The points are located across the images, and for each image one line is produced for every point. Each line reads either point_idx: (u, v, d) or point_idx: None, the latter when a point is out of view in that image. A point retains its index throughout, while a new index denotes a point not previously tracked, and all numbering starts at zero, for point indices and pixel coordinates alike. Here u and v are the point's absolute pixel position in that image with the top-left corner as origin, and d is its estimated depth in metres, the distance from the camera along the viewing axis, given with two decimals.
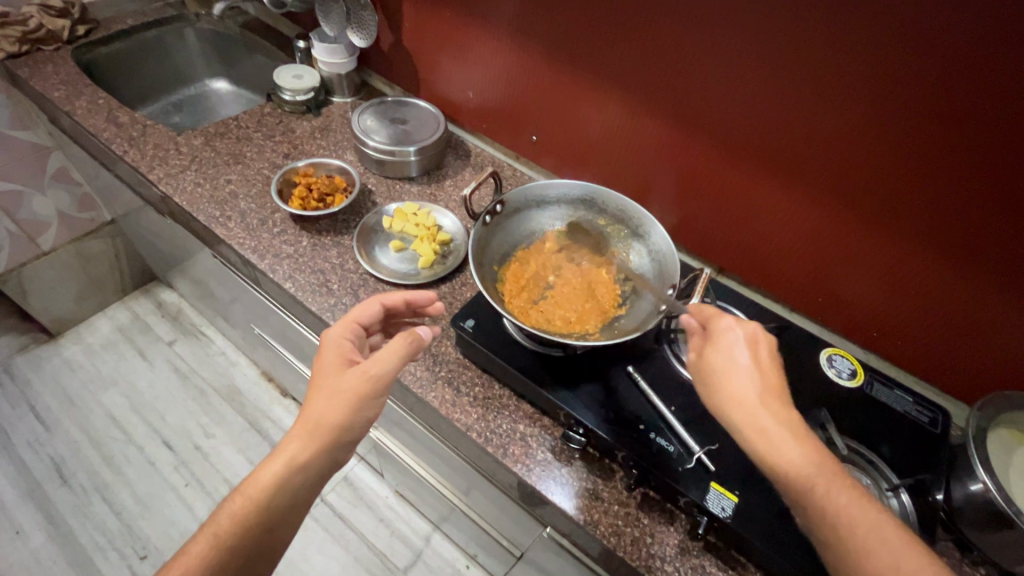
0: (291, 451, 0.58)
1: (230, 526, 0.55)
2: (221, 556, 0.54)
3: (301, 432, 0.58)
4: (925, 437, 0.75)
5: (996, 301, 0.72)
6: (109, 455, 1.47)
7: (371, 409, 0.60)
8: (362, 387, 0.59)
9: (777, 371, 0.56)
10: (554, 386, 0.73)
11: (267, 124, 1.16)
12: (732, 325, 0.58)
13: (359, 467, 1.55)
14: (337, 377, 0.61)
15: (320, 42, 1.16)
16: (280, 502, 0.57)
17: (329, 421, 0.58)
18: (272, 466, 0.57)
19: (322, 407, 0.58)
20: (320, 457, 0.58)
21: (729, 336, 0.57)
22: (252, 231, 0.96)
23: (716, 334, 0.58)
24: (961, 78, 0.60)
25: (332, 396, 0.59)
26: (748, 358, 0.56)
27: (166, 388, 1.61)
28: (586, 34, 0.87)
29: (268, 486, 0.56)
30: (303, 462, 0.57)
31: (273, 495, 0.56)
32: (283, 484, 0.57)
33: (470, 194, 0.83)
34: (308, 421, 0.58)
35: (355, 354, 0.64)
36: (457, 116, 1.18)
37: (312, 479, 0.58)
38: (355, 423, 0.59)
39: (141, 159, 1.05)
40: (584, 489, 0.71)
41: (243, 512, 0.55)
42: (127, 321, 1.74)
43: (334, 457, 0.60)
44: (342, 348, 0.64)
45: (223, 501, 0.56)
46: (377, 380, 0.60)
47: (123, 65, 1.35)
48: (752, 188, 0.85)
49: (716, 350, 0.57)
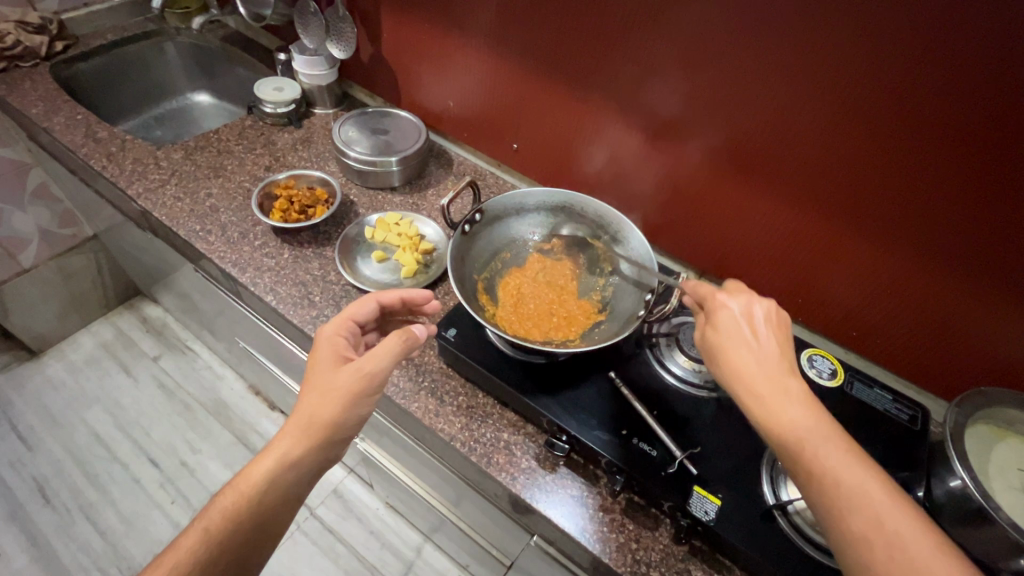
0: (285, 446, 0.57)
1: (222, 522, 0.54)
2: (209, 556, 0.53)
3: (296, 428, 0.58)
4: (905, 435, 0.76)
5: (968, 298, 0.73)
6: (93, 475, 1.45)
7: (365, 406, 0.60)
8: (358, 384, 0.59)
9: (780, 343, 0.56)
10: (536, 394, 0.73)
11: (248, 137, 1.16)
12: (727, 302, 0.59)
13: (349, 479, 1.54)
14: (333, 374, 0.60)
15: (300, 55, 1.16)
16: (271, 500, 0.56)
17: (323, 417, 0.57)
18: (265, 462, 0.57)
19: (317, 403, 0.58)
20: (313, 454, 0.58)
21: (725, 314, 0.58)
22: (233, 244, 0.95)
23: (714, 314, 0.59)
24: (926, 80, 0.62)
25: (326, 393, 0.58)
26: (747, 329, 0.57)
27: (152, 404, 1.59)
28: (563, 42, 0.88)
29: (258, 482, 0.56)
30: (295, 458, 0.57)
31: (264, 493, 0.56)
32: (275, 481, 0.56)
33: (448, 202, 0.82)
34: (303, 416, 0.58)
35: (350, 352, 0.64)
36: (438, 126, 1.18)
37: (303, 478, 0.58)
38: (349, 420, 0.59)
39: (120, 174, 1.04)
40: (569, 496, 0.71)
41: (236, 509, 0.55)
42: (111, 337, 1.72)
43: (327, 453, 0.59)
44: (338, 344, 0.63)
45: (215, 496, 0.56)
46: (372, 377, 0.60)
47: (103, 80, 1.34)
48: (729, 190, 0.86)
49: (714, 329, 0.58)
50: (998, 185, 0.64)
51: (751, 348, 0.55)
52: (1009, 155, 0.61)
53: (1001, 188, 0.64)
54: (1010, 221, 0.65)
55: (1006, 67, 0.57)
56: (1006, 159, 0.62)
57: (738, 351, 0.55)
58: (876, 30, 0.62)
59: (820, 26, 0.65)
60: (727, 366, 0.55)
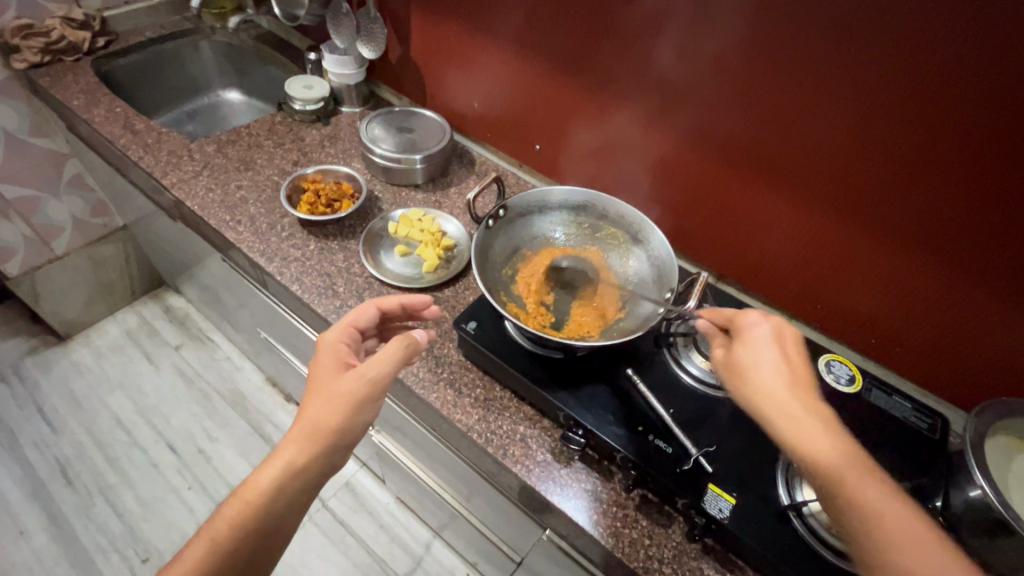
0: (288, 455, 0.59)
1: (228, 530, 0.57)
2: (220, 559, 0.56)
3: (299, 436, 0.59)
4: (922, 443, 0.76)
5: (992, 307, 0.73)
6: (114, 458, 1.48)
7: (368, 412, 0.61)
8: (360, 390, 0.61)
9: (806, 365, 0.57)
10: (554, 387, 0.74)
11: (277, 133, 1.19)
12: (757, 322, 0.60)
13: (361, 473, 1.55)
14: (336, 381, 0.62)
15: (331, 54, 1.19)
16: (278, 505, 0.58)
17: (327, 425, 0.59)
18: (270, 470, 0.59)
19: (318, 412, 0.60)
20: (318, 460, 0.60)
21: (755, 332, 0.59)
22: (261, 234, 0.98)
23: (743, 329, 0.60)
24: (948, 89, 0.63)
25: (329, 400, 0.60)
26: (776, 352, 0.57)
27: (172, 392, 1.63)
28: (588, 45, 0.90)
29: (265, 490, 0.58)
30: (300, 466, 0.59)
31: (271, 499, 0.58)
32: (280, 488, 0.58)
33: (473, 198, 0.83)
34: (305, 425, 0.60)
35: (351, 358, 0.66)
36: (463, 126, 1.20)
37: (310, 482, 0.60)
38: (353, 426, 0.60)
39: (155, 165, 1.08)
40: (583, 491, 0.72)
41: (241, 516, 0.57)
42: (136, 325, 1.77)
43: (332, 459, 0.61)
44: (338, 352, 0.65)
45: (220, 506, 0.58)
46: (374, 384, 0.61)
47: (140, 75, 1.39)
48: (749, 196, 0.87)
49: (745, 341, 0.59)
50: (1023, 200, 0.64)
51: (778, 369, 0.56)
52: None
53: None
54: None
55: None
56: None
57: (764, 369, 0.56)
58: (904, 43, 0.63)
59: (848, 37, 0.66)
60: (752, 380, 0.56)
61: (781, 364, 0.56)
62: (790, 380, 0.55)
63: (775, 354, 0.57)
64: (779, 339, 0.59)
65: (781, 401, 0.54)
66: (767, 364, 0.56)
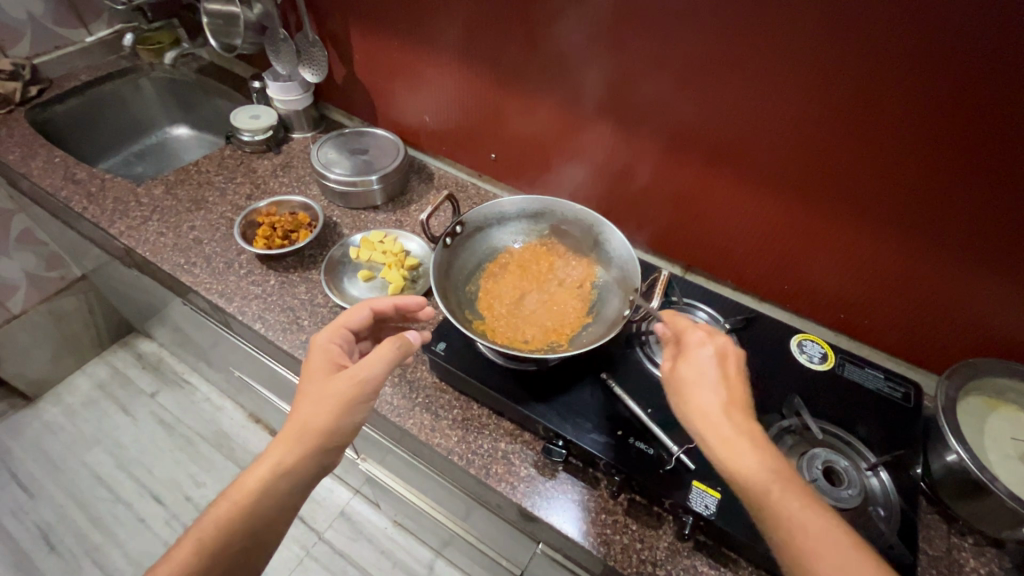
0: (278, 454, 0.59)
1: (214, 531, 0.55)
2: (203, 565, 0.54)
3: (291, 435, 0.59)
4: (898, 412, 0.75)
5: (950, 271, 0.74)
6: (97, 517, 1.43)
7: (360, 412, 0.61)
8: (351, 390, 0.60)
9: (744, 386, 0.55)
10: (530, 400, 0.73)
11: (228, 167, 1.16)
12: (702, 340, 0.57)
13: (356, 500, 1.53)
14: (328, 381, 0.62)
15: (274, 82, 1.16)
16: (266, 507, 0.57)
17: (317, 424, 0.59)
18: (260, 469, 0.58)
19: (310, 411, 0.59)
20: (308, 460, 0.59)
21: (698, 351, 0.56)
22: (218, 274, 0.95)
23: (685, 348, 0.57)
24: (884, 65, 0.63)
25: (321, 399, 0.60)
26: (716, 372, 0.54)
27: (152, 441, 1.58)
28: (530, 50, 0.89)
29: (254, 489, 0.57)
30: (289, 465, 0.58)
31: (260, 499, 0.57)
32: (269, 487, 0.58)
33: (427, 218, 0.80)
34: (297, 424, 0.59)
35: (343, 359, 0.66)
36: (417, 141, 1.19)
37: (300, 484, 0.59)
38: (343, 426, 0.60)
39: (101, 214, 1.03)
40: (572, 502, 0.71)
41: (229, 517, 0.56)
42: (107, 376, 1.72)
43: (322, 460, 0.60)
44: (331, 352, 0.65)
45: (209, 506, 0.57)
46: (367, 383, 0.61)
47: (80, 120, 1.34)
48: (706, 184, 0.87)
49: (684, 360, 0.56)
50: (977, 167, 0.65)
51: (717, 389, 0.53)
52: (984, 139, 0.62)
53: (978, 170, 0.65)
54: (991, 202, 0.66)
55: (975, 53, 0.58)
56: (982, 141, 0.63)
57: (704, 389, 0.53)
58: (844, 24, 0.63)
59: (792, 22, 0.66)
60: (692, 400, 0.53)
61: (722, 386, 0.53)
62: (727, 402, 0.52)
63: (711, 374, 0.54)
64: (721, 357, 0.56)
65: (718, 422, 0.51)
66: (704, 382, 0.54)
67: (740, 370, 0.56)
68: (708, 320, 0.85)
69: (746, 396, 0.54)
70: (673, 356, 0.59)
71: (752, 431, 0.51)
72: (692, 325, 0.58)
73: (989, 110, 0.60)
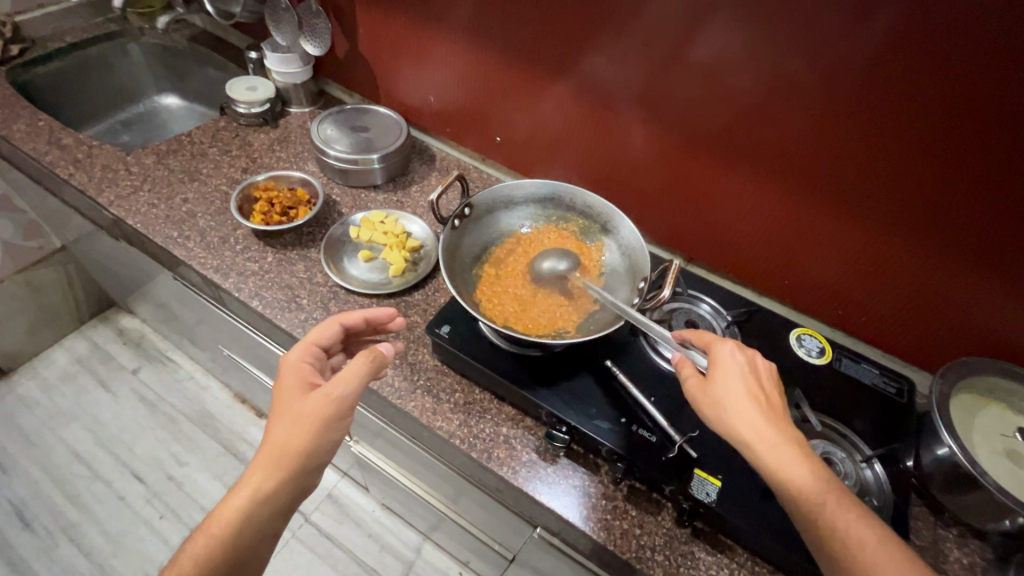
0: (254, 482, 0.58)
1: (193, 568, 0.55)
2: None
3: (266, 461, 0.58)
4: (891, 407, 0.77)
5: (949, 272, 0.75)
6: (75, 495, 1.40)
7: (337, 431, 0.61)
8: (326, 410, 0.60)
9: (777, 396, 0.58)
10: (534, 386, 0.73)
11: (222, 139, 1.12)
12: (733, 351, 0.60)
13: (344, 483, 1.52)
14: (301, 402, 0.61)
15: (272, 52, 1.12)
16: (244, 536, 0.56)
17: (293, 447, 0.58)
18: (235, 501, 0.57)
19: (285, 435, 0.59)
20: (286, 485, 0.58)
21: (731, 360, 0.59)
22: (213, 249, 0.92)
23: (719, 359, 0.59)
24: (897, 65, 0.64)
25: (295, 422, 0.59)
26: (751, 384, 0.57)
27: (134, 419, 1.54)
28: (543, 32, 0.87)
29: (231, 521, 0.56)
30: (267, 492, 0.58)
31: (239, 531, 0.56)
32: (247, 518, 0.57)
33: (437, 198, 0.77)
34: (271, 449, 0.58)
35: (316, 378, 0.65)
36: (420, 122, 1.16)
37: (278, 510, 0.59)
38: (320, 447, 0.60)
39: (89, 182, 0.99)
40: (572, 487, 0.71)
41: (207, 551, 0.55)
42: (87, 352, 1.67)
43: (301, 482, 0.60)
44: (302, 372, 0.64)
45: (184, 543, 0.57)
46: (342, 401, 0.61)
47: (63, 83, 1.28)
48: (712, 177, 0.87)
49: (718, 368, 0.59)
50: (986, 171, 0.65)
51: (754, 400, 0.56)
52: (989, 145, 0.63)
53: (981, 174, 0.66)
54: (993, 204, 0.67)
55: (993, 53, 0.58)
56: (994, 145, 0.63)
57: (744, 399, 0.55)
58: (862, 22, 0.63)
59: (813, 17, 0.65)
60: (732, 409, 0.55)
61: (759, 398, 0.56)
62: (766, 410, 0.55)
63: (748, 381, 0.57)
64: (752, 369, 0.59)
65: (763, 434, 0.53)
66: (744, 392, 0.56)
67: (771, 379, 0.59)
68: (711, 313, 0.85)
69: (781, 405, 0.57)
70: (695, 371, 0.60)
71: (795, 443, 0.53)
72: (723, 339, 0.61)
73: (996, 118, 0.61)
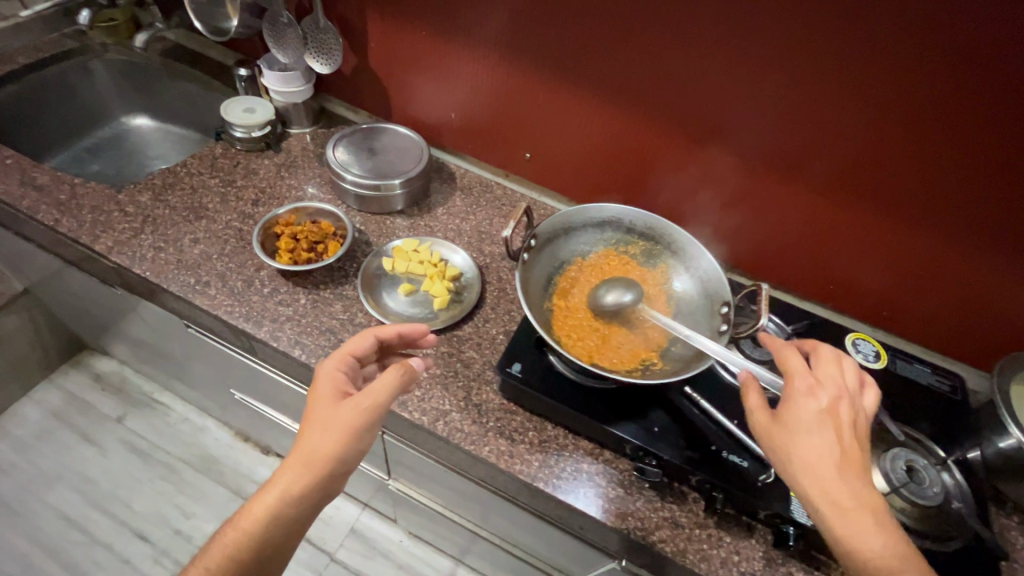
0: (282, 484, 0.56)
1: (223, 557, 0.55)
2: None
3: (293, 464, 0.56)
4: (950, 405, 0.80)
5: (999, 270, 0.77)
6: (72, 563, 1.27)
7: (365, 441, 0.58)
8: (356, 420, 0.57)
9: (859, 445, 0.54)
10: (618, 420, 0.71)
11: (222, 168, 1.02)
12: (808, 389, 0.57)
13: (366, 515, 1.45)
14: (331, 409, 0.58)
15: (271, 70, 1.03)
16: (270, 536, 0.55)
17: (321, 454, 0.56)
18: (264, 500, 0.56)
19: (314, 441, 0.56)
20: (314, 489, 0.56)
21: (802, 400, 0.56)
22: (239, 294, 0.84)
23: (789, 394, 0.57)
24: (955, 73, 0.66)
25: (324, 429, 0.57)
26: (824, 427, 0.54)
27: (127, 472, 1.42)
28: (581, 43, 0.84)
29: (258, 519, 0.55)
30: (294, 494, 0.56)
31: (266, 529, 0.55)
32: (274, 517, 0.56)
33: (510, 234, 0.70)
34: (299, 455, 0.56)
35: (349, 387, 0.62)
36: (437, 139, 1.10)
37: (304, 512, 0.57)
38: (349, 456, 0.57)
39: (80, 228, 0.88)
40: (664, 519, 0.70)
41: (235, 544, 0.55)
42: (61, 402, 1.51)
43: (328, 487, 0.58)
44: (336, 379, 0.61)
45: (216, 533, 0.56)
46: (371, 412, 0.58)
47: (19, 111, 1.14)
48: (758, 185, 0.87)
49: (791, 408, 0.57)
50: None
51: (823, 444, 0.54)
52: None
53: None
54: None
55: None
56: None
57: (809, 442, 0.54)
58: (922, 31, 0.64)
59: (874, 26, 0.66)
60: (795, 451, 0.54)
61: (834, 442, 0.54)
62: (835, 457, 0.53)
63: (819, 425, 0.54)
64: (829, 411, 0.55)
65: (828, 483, 0.52)
66: (812, 435, 0.54)
67: (854, 427, 0.55)
68: (777, 329, 0.84)
69: (862, 452, 0.54)
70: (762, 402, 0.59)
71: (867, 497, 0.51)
72: (800, 376, 0.57)
73: None
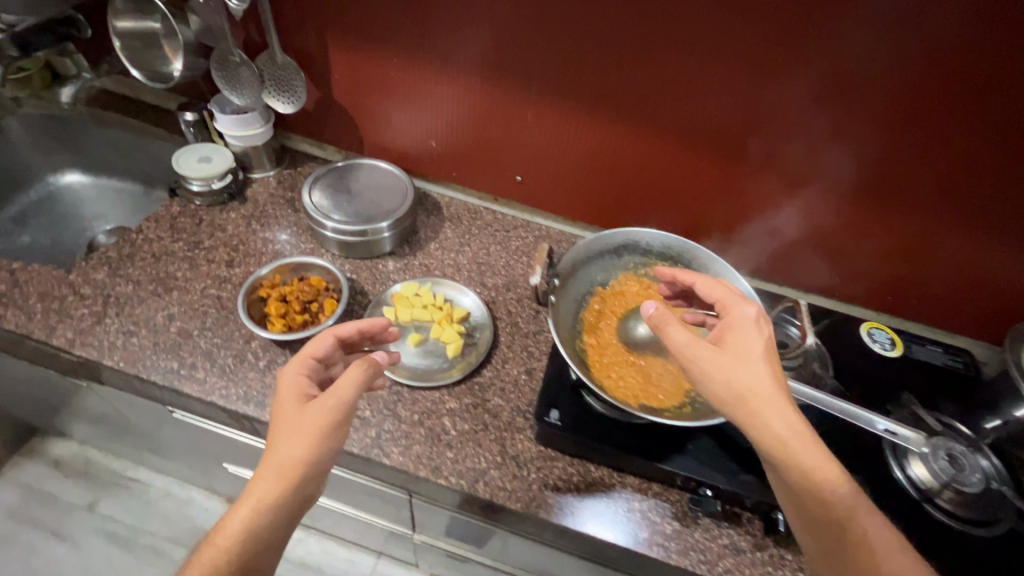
0: (256, 496, 0.50)
1: None
2: None
3: (266, 473, 0.51)
4: (966, 383, 0.83)
5: (997, 249, 0.80)
6: None
7: (340, 438, 0.54)
8: (329, 415, 0.53)
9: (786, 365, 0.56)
10: (666, 455, 0.69)
11: (184, 228, 0.92)
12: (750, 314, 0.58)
13: (383, 564, 1.38)
14: (298, 410, 0.54)
15: (224, 114, 0.94)
16: (250, 554, 0.49)
17: (294, 455, 0.51)
18: (236, 515, 0.50)
19: (284, 444, 0.52)
20: (292, 496, 0.51)
21: (745, 322, 0.57)
22: (231, 372, 0.75)
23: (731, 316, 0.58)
24: (952, 69, 0.65)
25: (294, 431, 0.52)
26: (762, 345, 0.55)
27: (110, 564, 1.28)
28: (567, 62, 0.80)
29: (235, 535, 0.49)
30: (270, 504, 0.50)
31: (245, 546, 0.49)
32: (252, 531, 0.50)
33: (537, 280, 0.67)
34: (270, 462, 0.51)
35: (314, 390, 0.57)
36: (417, 168, 1.03)
37: (284, 523, 0.51)
38: (326, 457, 0.53)
39: (30, 321, 0.77)
40: (725, 548, 0.68)
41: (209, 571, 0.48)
42: (19, 499, 1.35)
43: (307, 493, 0.53)
44: (299, 382, 0.57)
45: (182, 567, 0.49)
46: (342, 408, 0.54)
47: None
48: (758, 189, 0.86)
49: (733, 333, 0.57)
50: None
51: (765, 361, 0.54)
52: None
53: None
54: None
55: None
56: None
57: (755, 358, 0.54)
58: (920, 30, 0.63)
59: (871, 29, 0.65)
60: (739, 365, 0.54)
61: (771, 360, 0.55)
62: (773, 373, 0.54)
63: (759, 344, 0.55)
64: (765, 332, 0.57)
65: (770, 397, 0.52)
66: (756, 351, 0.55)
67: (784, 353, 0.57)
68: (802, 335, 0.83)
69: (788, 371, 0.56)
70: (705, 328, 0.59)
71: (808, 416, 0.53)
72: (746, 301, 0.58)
73: None
